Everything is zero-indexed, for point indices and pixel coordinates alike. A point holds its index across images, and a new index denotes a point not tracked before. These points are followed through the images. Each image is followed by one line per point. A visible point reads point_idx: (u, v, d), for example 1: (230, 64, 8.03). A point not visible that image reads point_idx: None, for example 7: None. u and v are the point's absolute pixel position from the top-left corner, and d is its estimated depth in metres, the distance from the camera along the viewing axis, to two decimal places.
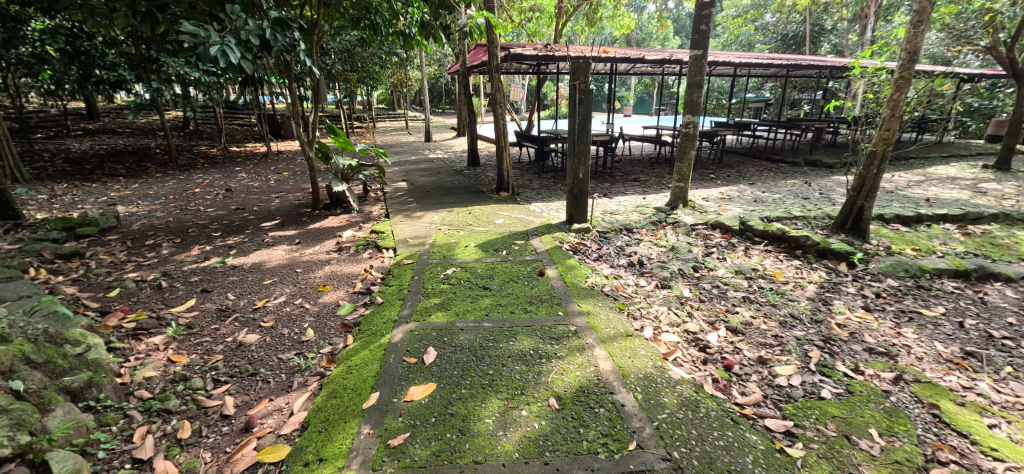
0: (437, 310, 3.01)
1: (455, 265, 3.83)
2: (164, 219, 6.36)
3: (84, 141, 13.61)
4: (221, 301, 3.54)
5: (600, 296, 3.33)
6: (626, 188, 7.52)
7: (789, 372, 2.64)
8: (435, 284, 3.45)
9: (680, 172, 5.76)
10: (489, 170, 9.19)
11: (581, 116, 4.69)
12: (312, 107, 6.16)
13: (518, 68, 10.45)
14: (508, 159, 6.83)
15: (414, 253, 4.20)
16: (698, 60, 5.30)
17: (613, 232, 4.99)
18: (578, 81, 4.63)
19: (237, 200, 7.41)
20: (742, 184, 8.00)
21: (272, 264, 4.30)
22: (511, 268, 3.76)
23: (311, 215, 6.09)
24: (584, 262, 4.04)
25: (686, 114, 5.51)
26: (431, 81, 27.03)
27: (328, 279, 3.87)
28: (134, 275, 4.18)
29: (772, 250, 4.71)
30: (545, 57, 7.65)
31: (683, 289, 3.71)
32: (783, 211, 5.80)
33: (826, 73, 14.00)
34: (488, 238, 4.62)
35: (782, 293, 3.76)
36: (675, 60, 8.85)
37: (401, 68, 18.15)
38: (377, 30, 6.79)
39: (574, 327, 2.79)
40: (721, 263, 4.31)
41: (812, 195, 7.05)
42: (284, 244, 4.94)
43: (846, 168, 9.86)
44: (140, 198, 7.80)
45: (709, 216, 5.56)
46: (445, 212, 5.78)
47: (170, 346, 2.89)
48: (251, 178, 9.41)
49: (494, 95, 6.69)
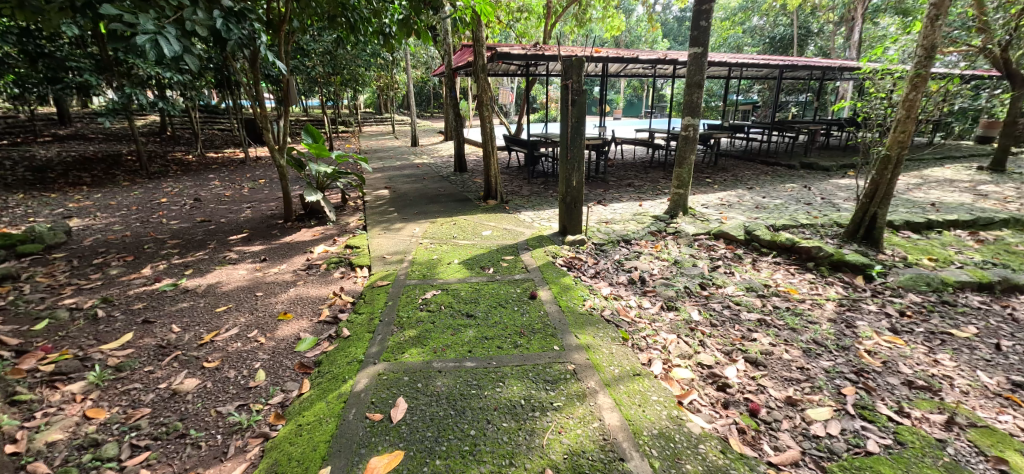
0: (411, 346, 2.56)
1: (435, 288, 3.38)
2: (121, 234, 5.82)
3: (51, 147, 12.91)
4: (162, 335, 3.06)
5: (600, 324, 2.90)
6: (621, 194, 7.16)
7: (825, 417, 2.24)
8: (411, 312, 3.00)
9: (678, 177, 5.38)
10: (477, 176, 8.77)
11: (574, 120, 4.30)
12: (283, 111, 5.69)
13: (506, 69, 10.05)
14: (495, 164, 6.41)
15: (389, 273, 3.75)
16: (699, 58, 4.93)
17: (610, 245, 4.59)
18: (570, 81, 4.23)
19: (205, 211, 6.89)
20: (740, 188, 7.70)
21: (230, 286, 3.81)
22: (498, 291, 3.32)
23: (282, 227, 5.60)
24: (580, 281, 3.62)
25: (684, 116, 5.16)
26: (418, 84, 26.49)
27: (291, 304, 3.40)
28: (69, 302, 3.68)
29: (781, 263, 4.35)
30: (534, 56, 7.26)
31: (692, 311, 3.31)
32: (788, 218, 5.45)
33: (818, 73, 13.81)
34: (474, 253, 4.19)
35: (800, 313, 3.37)
36: (671, 60, 8.50)
37: (385, 71, 17.60)
38: (354, 28, 6.32)
39: (572, 366, 2.36)
40: (729, 278, 3.93)
41: (814, 200, 6.76)
42: (248, 261, 4.46)
43: (843, 172, 9.60)
44: (100, 209, 7.23)
45: (711, 225, 5.20)
46: (428, 223, 5.34)
47: (90, 396, 2.43)
48: (225, 187, 8.88)
49: (480, 97, 6.26)
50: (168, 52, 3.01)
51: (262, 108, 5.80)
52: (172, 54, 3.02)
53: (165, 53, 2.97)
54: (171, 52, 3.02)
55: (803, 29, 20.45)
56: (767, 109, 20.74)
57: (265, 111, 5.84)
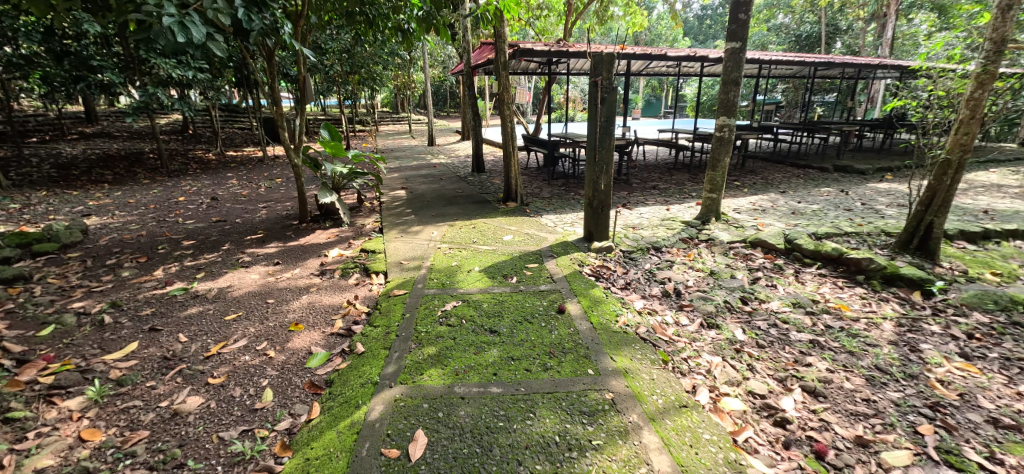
0: (431, 366, 2.33)
1: (454, 299, 3.15)
2: (136, 233, 5.75)
3: (77, 145, 13.13)
4: (167, 345, 2.89)
5: (637, 345, 2.64)
6: (646, 198, 6.86)
7: (904, 462, 1.93)
8: (429, 326, 2.77)
9: (712, 181, 5.05)
10: (495, 177, 8.56)
11: (603, 119, 4.04)
12: (299, 109, 5.54)
13: (526, 67, 9.80)
14: (516, 164, 6.15)
15: (406, 280, 3.53)
16: (736, 53, 4.61)
17: (640, 252, 4.31)
18: (599, 77, 3.97)
19: (221, 210, 6.80)
20: (771, 192, 7.33)
21: (241, 292, 3.64)
22: (523, 303, 3.08)
23: (297, 229, 5.46)
24: (611, 293, 3.36)
25: (719, 116, 4.85)
26: (435, 83, 26.41)
27: (302, 313, 3.20)
28: (78, 306, 3.55)
29: (827, 275, 4.01)
30: (557, 53, 6.97)
31: (736, 329, 3.01)
32: (830, 225, 5.09)
33: (849, 72, 13.26)
34: (495, 260, 3.95)
35: (857, 335, 3.04)
36: (700, 57, 8.13)
37: (403, 70, 17.53)
38: (373, 24, 6.12)
39: (610, 396, 2.11)
40: (773, 292, 3.61)
41: (853, 206, 6.37)
42: (261, 265, 4.30)
43: (880, 175, 9.11)
44: (119, 208, 7.22)
45: (747, 232, 4.87)
46: (446, 226, 5.12)
47: (87, 414, 2.26)
48: (242, 185, 8.83)
49: (501, 95, 6.01)
50: (194, 36, 2.89)
51: (278, 106, 5.66)
52: (198, 38, 2.91)
53: (192, 38, 2.87)
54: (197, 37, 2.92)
55: (831, 26, 19.68)
56: (792, 109, 20.09)
57: (280, 109, 5.71)
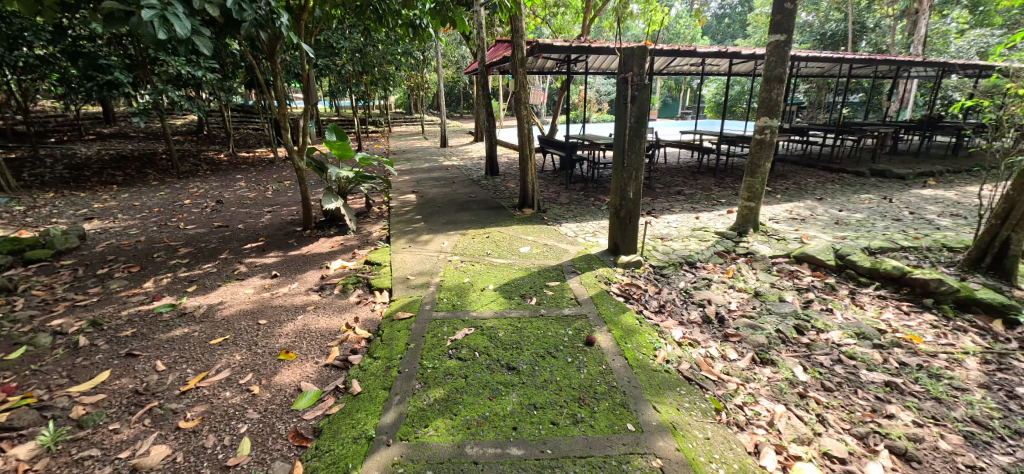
0: (438, 416, 1.95)
1: (466, 325, 2.75)
2: (135, 239, 5.49)
3: (92, 145, 13.12)
4: (142, 376, 2.56)
5: (682, 388, 2.21)
6: (672, 204, 6.40)
7: None
8: (436, 361, 2.38)
9: (750, 188, 4.57)
10: (510, 180, 8.19)
11: (633, 120, 3.63)
12: (304, 110, 5.21)
13: (542, 65, 9.38)
14: (533, 168, 5.75)
15: (412, 301, 3.14)
16: (780, 47, 4.15)
17: (672, 268, 3.87)
18: (630, 74, 3.56)
19: (225, 215, 6.53)
20: (807, 199, 6.80)
21: (232, 310, 3.31)
22: (546, 332, 2.67)
23: (300, 236, 5.14)
24: (645, 319, 2.94)
25: (759, 116, 4.38)
26: (448, 83, 26.09)
27: (295, 339, 2.84)
28: (56, 324, 3.25)
29: (887, 298, 3.54)
30: (578, 49, 6.51)
31: (795, 366, 2.58)
32: (883, 238, 4.59)
33: (883, 71, 12.56)
34: (512, 277, 3.55)
35: (940, 376, 2.56)
36: (731, 54, 7.58)
37: (416, 70, 17.27)
38: (382, 20, 5.72)
39: (658, 465, 1.68)
40: (830, 319, 3.16)
41: (902, 215, 5.82)
42: (258, 276, 3.97)
43: (921, 180, 8.50)
44: (123, 211, 7.00)
45: (790, 246, 4.39)
46: (458, 235, 4.76)
47: (34, 465, 1.92)
48: (250, 188, 8.59)
49: (517, 93, 5.59)
50: (178, 31, 2.52)
51: (281, 107, 5.35)
52: (185, 32, 2.54)
53: (178, 32, 2.49)
54: (183, 30, 2.55)
55: (859, 23, 18.76)
56: (816, 110, 19.36)
57: (284, 110, 5.39)
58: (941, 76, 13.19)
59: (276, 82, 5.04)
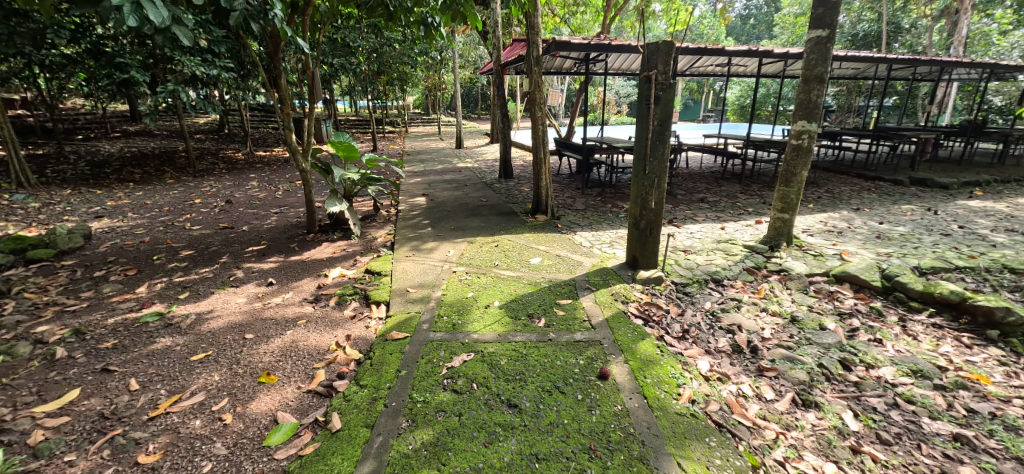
0: (424, 467, 1.68)
1: (465, 349, 2.48)
2: (140, 239, 5.37)
3: (116, 143, 13.32)
4: (113, 396, 2.34)
5: (712, 440, 1.88)
6: (695, 212, 6.02)
7: None
8: (428, 393, 2.10)
9: (783, 198, 4.19)
10: (524, 183, 7.92)
11: (656, 123, 3.30)
12: (309, 109, 5.01)
13: (560, 65, 9.08)
14: (547, 172, 5.46)
15: (409, 318, 2.88)
16: (821, 44, 3.76)
17: (696, 286, 3.52)
18: (653, 71, 3.24)
19: (233, 215, 6.41)
20: (842, 209, 6.34)
21: (221, 322, 3.09)
22: (553, 361, 2.37)
23: (303, 240, 4.94)
24: (665, 347, 2.61)
25: (797, 120, 3.99)
26: (465, 84, 26.00)
27: (280, 359, 2.60)
28: (39, 331, 3.08)
29: (943, 327, 3.14)
30: (598, 47, 6.18)
31: (844, 412, 2.24)
32: (934, 256, 4.16)
33: (922, 72, 11.87)
34: (520, 292, 3.26)
35: (1019, 428, 2.17)
36: (762, 53, 7.12)
37: (433, 70, 17.15)
38: (393, 16, 5.50)
39: None
40: (880, 352, 2.79)
41: (950, 229, 5.34)
42: (254, 283, 3.76)
43: (966, 190, 7.91)
44: (134, 209, 6.95)
45: (829, 262, 4.00)
46: (466, 243, 4.50)
47: None
48: (261, 187, 8.51)
49: (532, 93, 5.28)
50: (152, 17, 2.33)
51: (287, 107, 5.18)
52: (161, 20, 2.36)
53: (151, 18, 2.31)
54: (159, 18, 2.37)
55: (893, 24, 17.94)
56: (845, 114, 18.61)
57: (289, 110, 5.21)
58: (985, 79, 12.43)
59: (281, 81, 4.86)
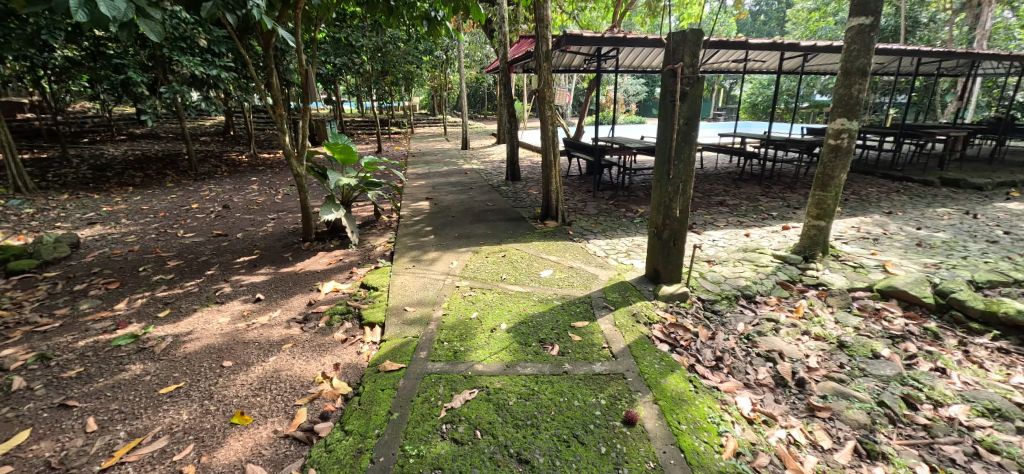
0: None
1: (468, 384, 2.15)
2: (129, 248, 5.11)
3: (120, 146, 13.20)
4: (66, 440, 2.04)
5: None
6: (715, 216, 5.64)
7: None
8: (423, 444, 1.78)
9: (819, 204, 3.81)
10: (533, 186, 7.59)
11: (682, 121, 2.95)
12: (303, 110, 4.70)
13: (569, 61, 8.72)
14: (557, 176, 5.11)
15: (405, 344, 2.55)
16: (864, 33, 3.39)
17: (725, 303, 3.17)
18: (679, 64, 2.89)
19: (229, 221, 6.15)
20: (873, 213, 5.93)
21: (199, 345, 2.79)
22: (570, 400, 2.03)
23: (298, 249, 4.65)
24: (699, 382, 2.27)
25: (834, 117, 3.61)
26: (471, 83, 25.76)
27: (259, 391, 2.29)
28: (2, 356, 2.80)
29: (1010, 353, 2.75)
30: (613, 41, 5.79)
31: (919, 465, 1.87)
32: (987, 267, 3.76)
33: (949, 67, 11.35)
34: (529, 312, 2.92)
35: None
36: (786, 47, 6.70)
37: (438, 70, 16.90)
38: (395, 13, 5.17)
39: None
40: (946, 386, 2.42)
41: (995, 235, 4.93)
42: (241, 299, 3.46)
43: (1001, 191, 7.46)
44: (129, 215, 6.73)
45: (872, 276, 3.62)
46: (471, 253, 4.17)
47: None
48: (261, 191, 8.26)
49: (542, 92, 4.93)
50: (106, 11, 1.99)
51: (279, 108, 4.86)
52: (114, 13, 2.02)
53: (104, 12, 1.97)
54: (114, 11, 2.02)
55: (911, 19, 17.40)
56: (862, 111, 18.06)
57: (282, 111, 4.90)
58: (1015, 74, 11.86)
59: (273, 80, 4.54)
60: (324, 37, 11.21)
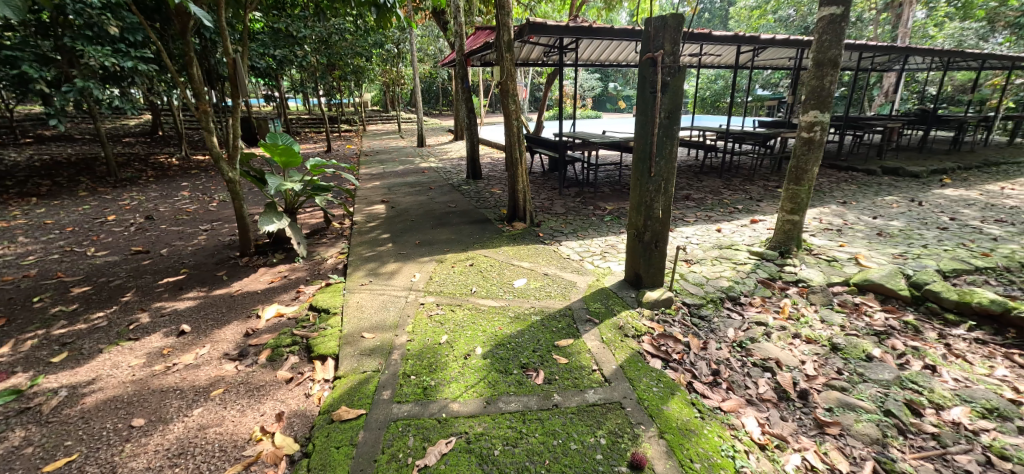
0: None
1: (442, 431, 1.81)
2: (23, 273, 4.30)
3: (24, 150, 11.59)
4: None
5: None
6: (683, 212, 5.55)
7: None
8: None
9: (792, 198, 3.74)
10: (496, 185, 7.25)
11: (664, 115, 2.73)
12: (233, 106, 4.10)
13: (528, 54, 8.41)
14: (523, 174, 4.81)
15: (365, 381, 2.17)
16: (835, 22, 3.30)
17: (711, 308, 2.99)
18: (659, 52, 2.65)
19: (153, 235, 5.39)
20: (830, 203, 6.06)
21: (103, 399, 2.25)
22: (565, 443, 1.74)
23: (234, 265, 4.07)
24: (702, 405, 2.04)
25: (807, 109, 3.55)
26: (425, 79, 24.98)
27: (178, 459, 1.82)
28: None
29: (988, 343, 2.73)
30: (578, 30, 5.52)
31: None
32: (949, 255, 3.82)
33: (881, 62, 12.04)
34: (507, 332, 2.60)
35: None
36: (746, 40, 6.71)
37: (389, 64, 16.11)
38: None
39: None
40: (942, 385, 2.33)
41: (943, 222, 5.12)
42: (161, 333, 2.91)
43: (935, 178, 7.90)
44: (29, 231, 5.79)
45: (847, 269, 3.57)
46: (434, 262, 3.79)
47: None
48: (194, 199, 7.42)
49: (504, 84, 4.60)
50: None
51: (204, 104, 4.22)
52: None
53: None
54: None
55: None
56: None
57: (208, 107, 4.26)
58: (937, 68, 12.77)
59: (193, 72, 3.90)
60: (261, 28, 10.27)
